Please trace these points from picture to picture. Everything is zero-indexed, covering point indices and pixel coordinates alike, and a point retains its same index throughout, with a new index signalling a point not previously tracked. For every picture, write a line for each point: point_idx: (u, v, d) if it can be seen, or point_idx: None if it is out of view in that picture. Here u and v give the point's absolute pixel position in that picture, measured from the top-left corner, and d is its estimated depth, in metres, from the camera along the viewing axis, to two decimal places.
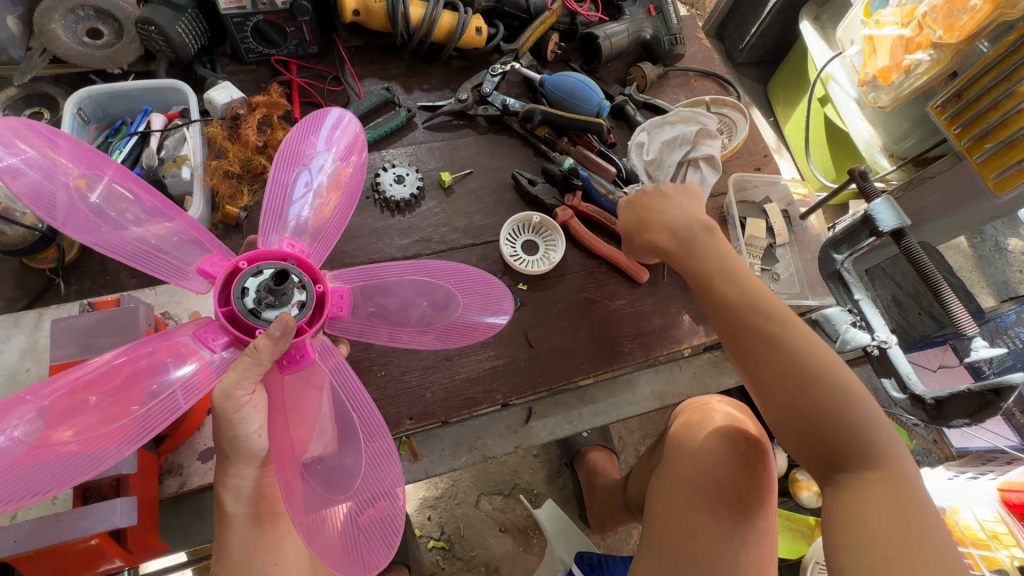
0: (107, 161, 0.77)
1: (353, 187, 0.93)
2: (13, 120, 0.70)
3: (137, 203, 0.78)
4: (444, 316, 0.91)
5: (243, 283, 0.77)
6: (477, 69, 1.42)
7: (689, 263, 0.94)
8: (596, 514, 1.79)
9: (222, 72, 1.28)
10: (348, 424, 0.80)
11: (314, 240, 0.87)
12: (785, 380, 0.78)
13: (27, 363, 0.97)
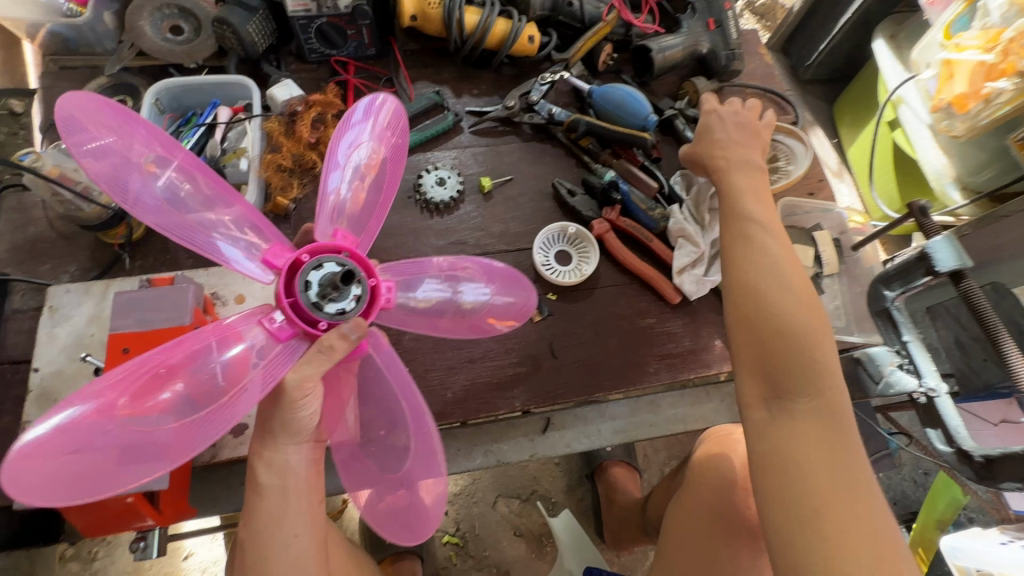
0: (176, 147, 0.83)
1: (393, 161, 0.96)
2: (94, 100, 0.75)
3: (202, 189, 0.84)
4: (476, 312, 0.93)
5: (306, 275, 0.82)
6: (526, 77, 1.43)
7: (729, 182, 0.96)
8: (612, 530, 1.77)
9: (286, 69, 1.35)
10: (388, 418, 0.93)
11: (361, 226, 0.92)
12: (755, 308, 0.82)
13: (92, 328, 1.07)
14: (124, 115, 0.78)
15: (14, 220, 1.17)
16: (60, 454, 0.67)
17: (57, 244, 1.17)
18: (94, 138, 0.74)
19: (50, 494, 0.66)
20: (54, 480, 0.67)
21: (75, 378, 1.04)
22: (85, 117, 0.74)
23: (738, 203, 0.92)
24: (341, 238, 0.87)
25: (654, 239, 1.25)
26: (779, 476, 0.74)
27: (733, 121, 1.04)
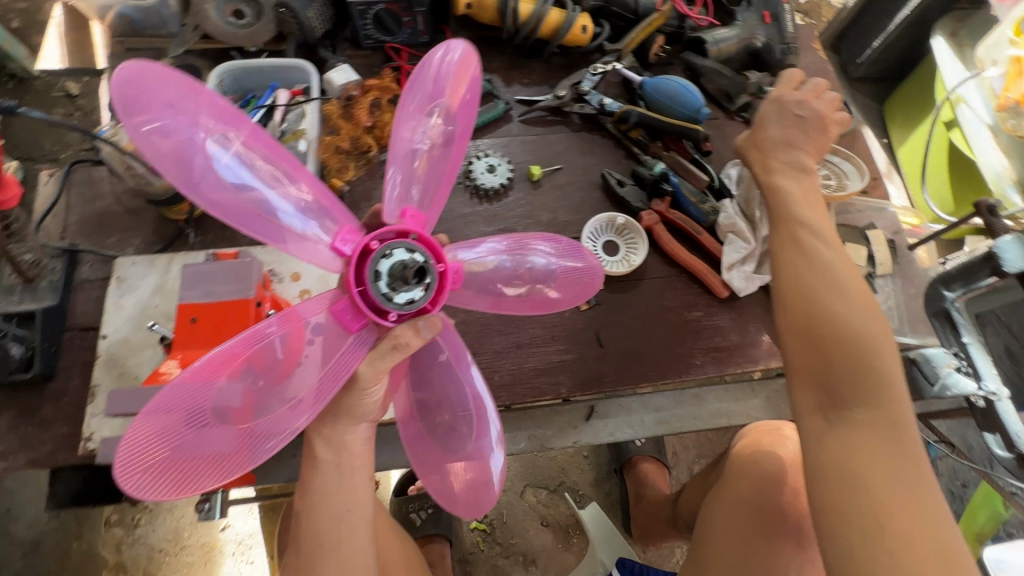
0: (242, 121, 0.78)
1: (464, 119, 0.91)
2: (152, 70, 0.69)
3: (268, 168, 0.80)
4: (540, 289, 0.93)
5: (377, 266, 0.81)
6: (576, 67, 1.43)
7: (777, 186, 0.97)
8: (640, 524, 1.77)
9: (342, 54, 1.38)
10: (448, 400, 0.94)
11: (428, 198, 0.89)
12: (809, 315, 0.81)
13: (156, 300, 1.11)
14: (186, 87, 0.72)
15: (82, 193, 1.22)
16: (162, 452, 0.73)
17: (122, 218, 1.21)
18: (152, 116, 0.69)
19: (155, 488, 0.72)
20: (157, 474, 0.73)
21: (140, 346, 1.08)
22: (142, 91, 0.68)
23: (790, 211, 0.92)
24: (410, 219, 0.85)
25: (703, 233, 1.24)
26: (839, 483, 0.72)
27: (790, 116, 1.02)
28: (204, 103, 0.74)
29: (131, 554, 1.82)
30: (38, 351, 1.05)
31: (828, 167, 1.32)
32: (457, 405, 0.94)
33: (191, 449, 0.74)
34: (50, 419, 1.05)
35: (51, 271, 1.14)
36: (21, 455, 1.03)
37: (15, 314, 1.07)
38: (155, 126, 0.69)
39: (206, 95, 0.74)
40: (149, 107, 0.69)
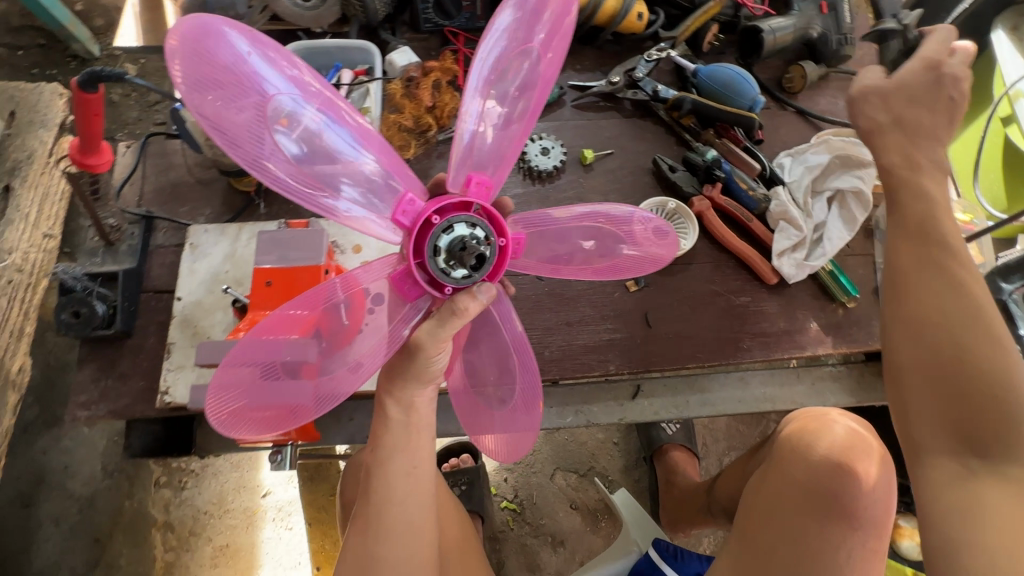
0: (318, 89, 0.73)
1: (547, 72, 0.80)
2: (224, 38, 0.64)
3: (341, 138, 0.76)
4: (605, 259, 0.92)
5: (436, 239, 0.78)
6: (629, 55, 1.45)
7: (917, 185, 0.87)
8: (670, 511, 1.79)
9: (401, 37, 1.42)
10: (503, 367, 0.95)
11: (495, 162, 0.82)
12: (948, 348, 0.78)
13: (227, 266, 1.17)
14: (250, 43, 0.66)
15: (157, 164, 1.28)
16: (243, 401, 0.80)
17: (194, 188, 1.27)
18: (214, 81, 0.64)
19: (239, 431, 0.82)
20: (240, 420, 0.81)
21: (212, 308, 1.14)
22: (202, 52, 0.63)
23: (926, 216, 0.85)
24: (474, 188, 0.80)
25: (753, 220, 1.26)
26: (980, 530, 0.73)
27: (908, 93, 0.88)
28: (269, 62, 0.68)
29: (178, 514, 1.90)
30: (120, 309, 1.12)
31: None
32: (512, 375, 0.95)
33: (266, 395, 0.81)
34: (128, 373, 1.12)
35: (130, 235, 1.21)
36: (102, 405, 1.10)
37: (99, 274, 1.14)
38: (218, 93, 0.64)
39: (269, 52, 0.68)
40: (211, 70, 0.63)
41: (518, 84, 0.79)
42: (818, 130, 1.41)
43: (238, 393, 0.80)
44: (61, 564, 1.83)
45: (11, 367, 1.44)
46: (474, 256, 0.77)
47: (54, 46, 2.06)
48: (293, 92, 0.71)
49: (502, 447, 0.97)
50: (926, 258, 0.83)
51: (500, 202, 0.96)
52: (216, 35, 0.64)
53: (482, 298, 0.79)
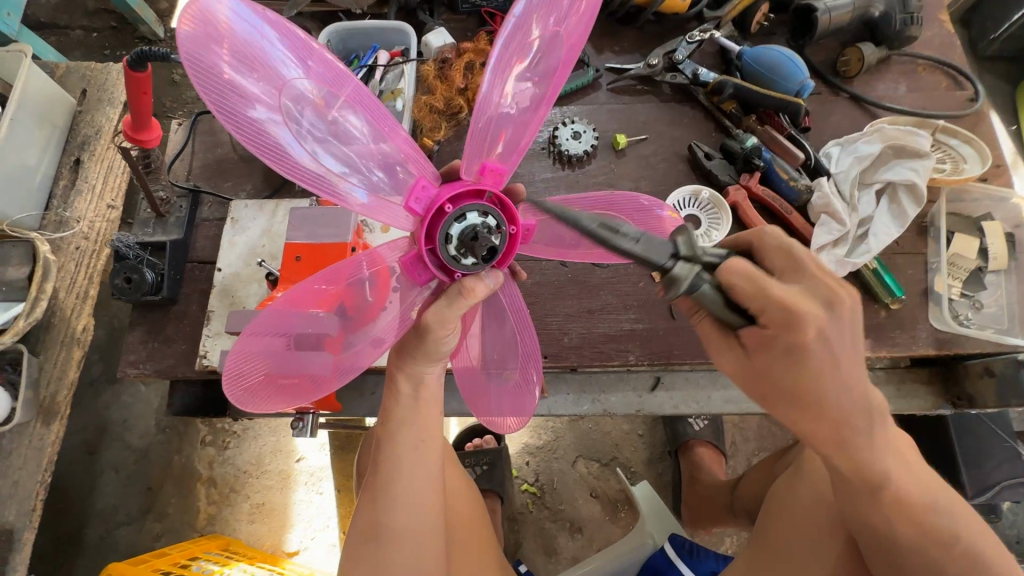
0: (340, 78, 0.74)
1: (567, 45, 0.79)
2: (247, 31, 0.66)
3: (360, 129, 0.77)
4: (609, 245, 0.95)
5: (448, 225, 0.80)
6: (671, 36, 1.39)
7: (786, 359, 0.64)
8: (692, 508, 1.75)
9: (439, 18, 1.42)
10: (512, 352, 0.99)
11: (512, 148, 0.83)
12: (877, 529, 0.73)
13: (263, 240, 1.23)
14: (265, 28, 0.67)
15: (205, 141, 1.35)
16: (265, 371, 0.84)
17: (237, 165, 1.34)
18: (230, 67, 0.65)
19: (262, 404, 0.86)
20: (263, 391, 0.85)
21: (248, 280, 1.20)
22: (216, 36, 0.64)
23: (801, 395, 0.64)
24: (488, 176, 0.82)
25: (793, 213, 1.20)
26: None
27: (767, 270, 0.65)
28: (284, 44, 0.68)
29: (220, 471, 2.03)
30: (166, 277, 1.19)
31: (945, 150, 1.25)
32: (518, 360, 1.00)
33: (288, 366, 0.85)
34: (173, 336, 1.20)
35: (178, 209, 1.28)
36: (149, 365, 1.19)
37: (149, 243, 1.22)
38: (230, 78, 0.65)
39: (283, 34, 0.68)
40: (224, 58, 0.65)
41: (536, 57, 0.78)
42: (873, 117, 1.31)
43: (262, 359, 0.83)
44: (118, 508, 2.00)
45: (75, 326, 1.56)
46: (483, 243, 0.79)
47: (124, 29, 2.20)
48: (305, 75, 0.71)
49: (508, 415, 1.02)
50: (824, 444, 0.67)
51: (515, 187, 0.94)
52: (229, 20, 0.65)
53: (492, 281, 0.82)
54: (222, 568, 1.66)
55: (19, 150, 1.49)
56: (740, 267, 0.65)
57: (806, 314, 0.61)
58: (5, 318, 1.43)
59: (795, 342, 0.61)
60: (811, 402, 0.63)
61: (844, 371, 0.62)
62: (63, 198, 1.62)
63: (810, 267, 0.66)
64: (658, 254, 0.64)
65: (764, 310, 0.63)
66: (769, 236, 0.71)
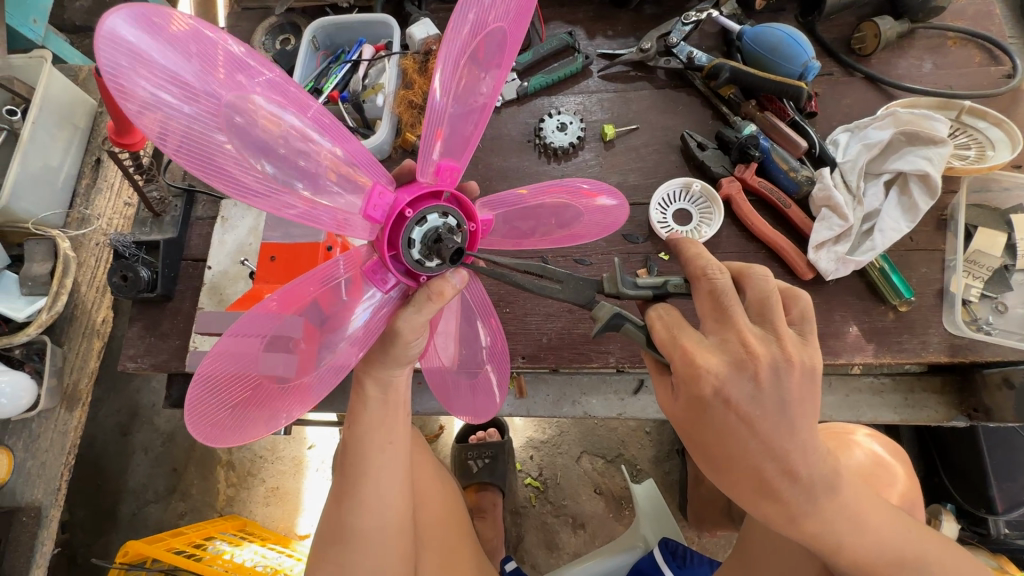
0: (287, 92, 0.66)
1: (510, 39, 0.75)
2: (182, 42, 0.55)
3: (311, 146, 0.69)
4: (564, 231, 0.95)
5: (411, 228, 0.76)
6: (669, 17, 1.31)
7: (716, 434, 0.66)
8: (696, 510, 1.69)
9: (427, 9, 1.39)
10: (480, 347, 0.98)
11: (460, 143, 0.80)
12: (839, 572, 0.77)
13: (250, 238, 1.27)
14: (190, 41, 0.55)
15: None
16: (233, 406, 0.74)
17: None
18: (163, 95, 0.54)
19: (234, 439, 0.76)
20: (231, 428, 0.75)
21: (236, 277, 1.24)
22: (137, 58, 0.52)
23: (736, 465, 0.66)
24: (444, 176, 0.80)
25: (791, 206, 1.12)
26: None
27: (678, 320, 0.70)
28: (223, 56, 0.58)
29: (238, 456, 2.11)
30: (160, 275, 1.23)
31: (970, 134, 1.15)
32: (486, 354, 0.99)
33: (263, 393, 0.77)
34: (167, 332, 1.25)
35: (174, 207, 1.33)
36: (146, 359, 1.24)
37: (144, 242, 1.26)
38: (166, 101, 0.54)
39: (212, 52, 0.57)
40: (153, 83, 0.53)
41: (479, 50, 0.73)
42: (890, 99, 1.20)
43: (233, 378, 0.73)
44: (146, 487, 2.08)
45: (95, 318, 1.55)
46: (445, 243, 0.76)
47: None
48: (248, 97, 0.61)
49: (480, 408, 1.01)
50: (770, 514, 0.70)
51: (467, 184, 0.96)
52: (145, 36, 0.52)
53: (457, 276, 0.79)
54: (233, 549, 1.72)
55: (42, 151, 1.46)
56: (658, 316, 0.71)
57: (704, 371, 0.64)
58: (29, 312, 1.41)
59: (693, 395, 0.66)
60: (729, 462, 0.67)
61: (757, 435, 0.64)
62: (85, 197, 1.57)
63: (735, 316, 0.68)
64: (580, 296, 0.77)
65: (671, 358, 0.68)
66: (705, 280, 0.71)
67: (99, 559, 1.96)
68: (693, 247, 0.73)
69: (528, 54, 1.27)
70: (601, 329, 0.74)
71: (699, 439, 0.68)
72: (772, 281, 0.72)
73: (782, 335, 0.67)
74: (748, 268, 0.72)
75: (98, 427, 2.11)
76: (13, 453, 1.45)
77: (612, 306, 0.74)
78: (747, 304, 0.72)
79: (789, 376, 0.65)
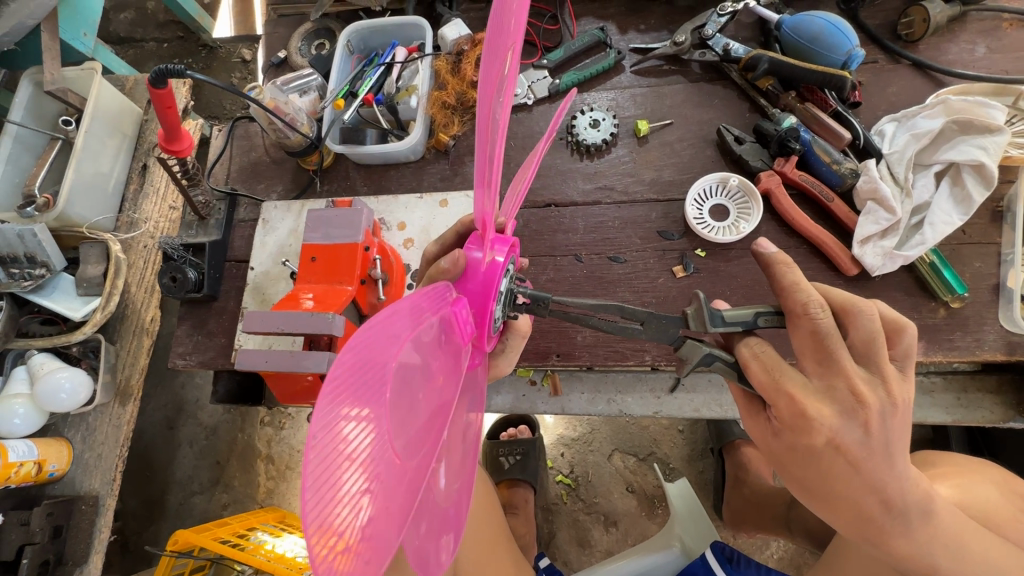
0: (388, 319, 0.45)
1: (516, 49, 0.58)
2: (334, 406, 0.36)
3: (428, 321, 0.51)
4: None
5: (498, 303, 0.70)
6: (703, 9, 1.29)
7: (825, 473, 0.68)
8: (733, 509, 1.65)
9: (458, 9, 1.40)
10: None
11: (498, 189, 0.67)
12: None
13: (291, 240, 1.31)
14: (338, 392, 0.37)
15: (242, 146, 1.42)
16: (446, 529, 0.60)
17: (269, 167, 1.40)
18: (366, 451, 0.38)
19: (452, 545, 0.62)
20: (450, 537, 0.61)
21: (277, 278, 1.28)
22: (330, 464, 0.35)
23: (831, 493, 0.69)
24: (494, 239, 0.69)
25: (835, 200, 1.09)
26: None
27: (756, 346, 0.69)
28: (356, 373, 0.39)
29: (277, 450, 2.17)
30: (207, 276, 1.28)
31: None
32: None
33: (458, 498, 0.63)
34: (214, 331, 1.30)
35: (217, 211, 1.37)
36: (194, 356, 1.29)
37: (191, 245, 1.31)
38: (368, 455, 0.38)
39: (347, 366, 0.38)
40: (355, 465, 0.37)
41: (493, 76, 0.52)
42: (940, 86, 1.15)
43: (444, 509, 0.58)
44: (192, 479, 2.16)
45: (144, 317, 1.61)
46: (526, 297, 0.75)
47: (190, 38, 2.20)
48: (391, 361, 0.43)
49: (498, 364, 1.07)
50: (866, 537, 0.73)
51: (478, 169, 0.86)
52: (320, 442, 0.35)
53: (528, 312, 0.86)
54: (274, 539, 1.77)
55: (93, 157, 1.53)
56: (755, 356, 0.69)
57: (819, 423, 0.65)
58: (85, 311, 1.48)
59: (804, 441, 0.67)
60: (831, 494, 0.70)
61: (860, 472, 0.67)
62: (133, 202, 1.65)
63: (842, 361, 0.66)
64: (666, 336, 0.72)
65: (775, 404, 0.67)
66: (807, 320, 0.67)
67: (150, 547, 2.06)
68: (792, 276, 0.69)
69: (560, 51, 1.27)
70: (692, 369, 0.73)
71: (796, 472, 0.71)
72: (879, 322, 0.68)
73: (889, 379, 0.67)
74: (854, 306, 0.68)
75: (146, 421, 2.21)
76: (71, 444, 1.53)
77: (701, 347, 0.72)
78: (850, 342, 0.70)
79: (896, 421, 0.66)
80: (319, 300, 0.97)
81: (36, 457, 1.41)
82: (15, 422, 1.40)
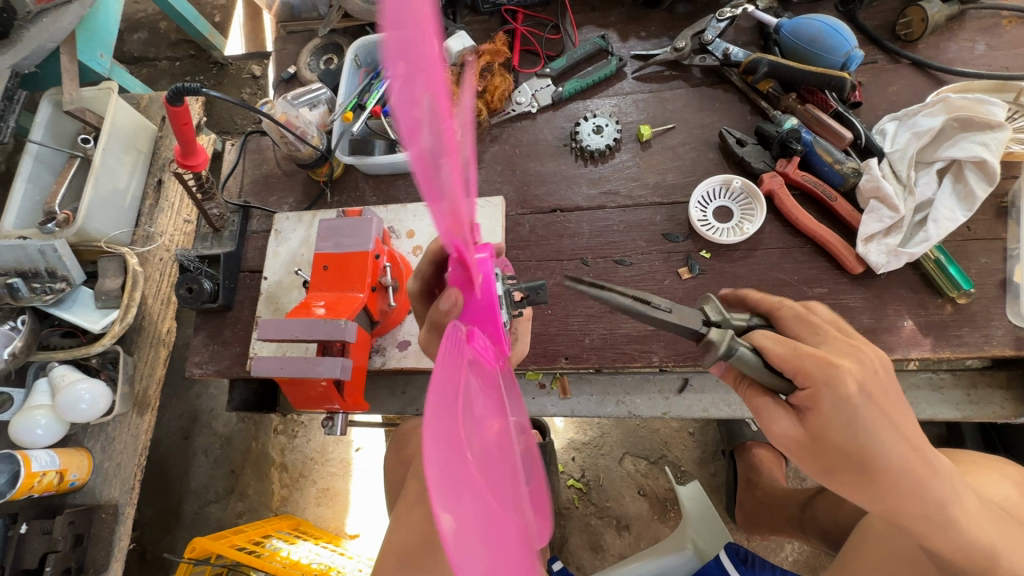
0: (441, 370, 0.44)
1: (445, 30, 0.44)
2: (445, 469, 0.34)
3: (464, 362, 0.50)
4: None
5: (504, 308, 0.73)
6: (702, 15, 1.31)
7: (873, 435, 0.66)
8: (746, 511, 1.64)
9: (461, 21, 1.41)
10: None
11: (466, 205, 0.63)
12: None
13: (302, 249, 1.34)
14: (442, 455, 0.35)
15: (254, 159, 1.46)
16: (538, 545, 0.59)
17: (281, 179, 1.44)
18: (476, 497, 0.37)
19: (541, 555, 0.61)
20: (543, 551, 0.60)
21: (290, 287, 1.32)
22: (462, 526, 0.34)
23: (884, 465, 0.67)
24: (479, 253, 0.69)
25: (838, 199, 1.10)
26: None
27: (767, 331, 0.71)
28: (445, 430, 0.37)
29: (291, 458, 2.20)
30: (222, 286, 1.31)
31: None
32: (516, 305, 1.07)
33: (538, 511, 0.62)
34: (229, 340, 1.33)
35: (231, 223, 1.41)
36: (210, 365, 1.32)
37: (206, 256, 1.35)
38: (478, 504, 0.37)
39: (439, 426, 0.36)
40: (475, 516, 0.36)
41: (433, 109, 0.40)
42: (940, 84, 1.16)
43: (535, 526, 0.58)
44: (208, 488, 2.19)
45: (161, 328, 1.64)
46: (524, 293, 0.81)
47: (201, 55, 2.26)
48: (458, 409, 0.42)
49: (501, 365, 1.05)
50: (923, 515, 0.70)
51: None
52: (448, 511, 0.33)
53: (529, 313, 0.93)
54: (289, 546, 1.79)
55: (111, 174, 1.58)
56: (768, 334, 0.70)
57: (844, 368, 0.67)
58: (104, 323, 1.52)
59: (841, 396, 0.66)
60: (882, 467, 0.67)
61: (898, 426, 0.67)
62: (149, 216, 1.69)
63: (827, 329, 0.74)
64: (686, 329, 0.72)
65: (803, 366, 0.68)
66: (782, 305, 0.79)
67: (167, 556, 2.08)
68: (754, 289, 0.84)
69: (563, 60, 1.30)
70: (716, 359, 0.69)
71: (842, 448, 0.68)
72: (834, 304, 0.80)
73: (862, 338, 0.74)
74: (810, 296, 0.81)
75: (163, 431, 2.24)
76: (92, 454, 1.56)
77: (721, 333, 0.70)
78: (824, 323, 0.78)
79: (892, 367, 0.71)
80: (330, 307, 1.00)
81: (58, 466, 1.44)
82: (38, 432, 1.43)
